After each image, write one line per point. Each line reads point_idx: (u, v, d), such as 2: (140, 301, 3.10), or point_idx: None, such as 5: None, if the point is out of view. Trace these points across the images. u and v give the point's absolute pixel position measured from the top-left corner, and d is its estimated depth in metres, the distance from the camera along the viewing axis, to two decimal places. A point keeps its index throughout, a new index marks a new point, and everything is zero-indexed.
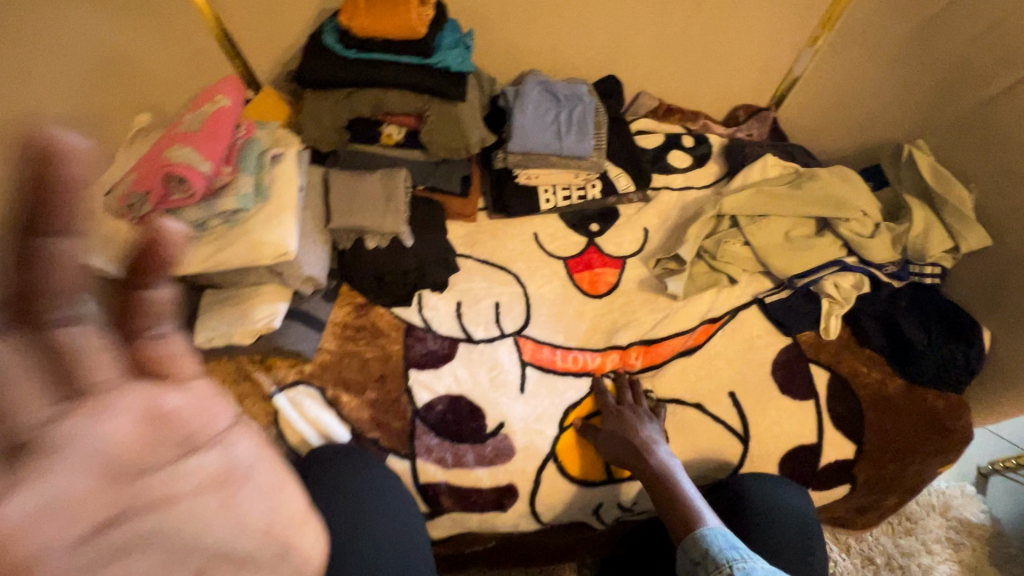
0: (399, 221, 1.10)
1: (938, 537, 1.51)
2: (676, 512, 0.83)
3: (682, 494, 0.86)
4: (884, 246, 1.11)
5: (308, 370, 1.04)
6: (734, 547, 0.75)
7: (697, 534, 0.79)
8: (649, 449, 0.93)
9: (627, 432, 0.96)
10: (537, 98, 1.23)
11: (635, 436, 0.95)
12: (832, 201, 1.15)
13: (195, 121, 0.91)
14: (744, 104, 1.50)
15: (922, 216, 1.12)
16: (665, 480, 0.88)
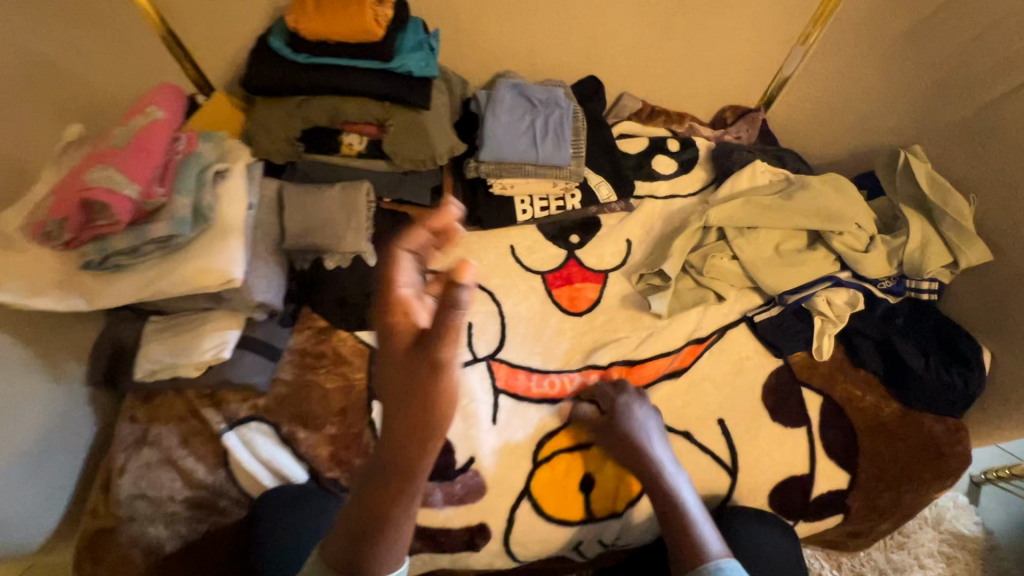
0: (360, 238, 1.03)
1: (930, 551, 1.45)
2: (679, 542, 0.78)
3: (685, 521, 0.80)
4: (878, 261, 1.05)
5: (263, 405, 0.96)
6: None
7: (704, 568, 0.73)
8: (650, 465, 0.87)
9: (628, 444, 0.90)
10: (511, 102, 1.14)
11: (635, 448, 0.89)
12: (823, 213, 1.09)
13: (122, 137, 0.82)
14: (732, 104, 1.42)
15: (919, 228, 1.05)
16: (668, 503, 0.83)
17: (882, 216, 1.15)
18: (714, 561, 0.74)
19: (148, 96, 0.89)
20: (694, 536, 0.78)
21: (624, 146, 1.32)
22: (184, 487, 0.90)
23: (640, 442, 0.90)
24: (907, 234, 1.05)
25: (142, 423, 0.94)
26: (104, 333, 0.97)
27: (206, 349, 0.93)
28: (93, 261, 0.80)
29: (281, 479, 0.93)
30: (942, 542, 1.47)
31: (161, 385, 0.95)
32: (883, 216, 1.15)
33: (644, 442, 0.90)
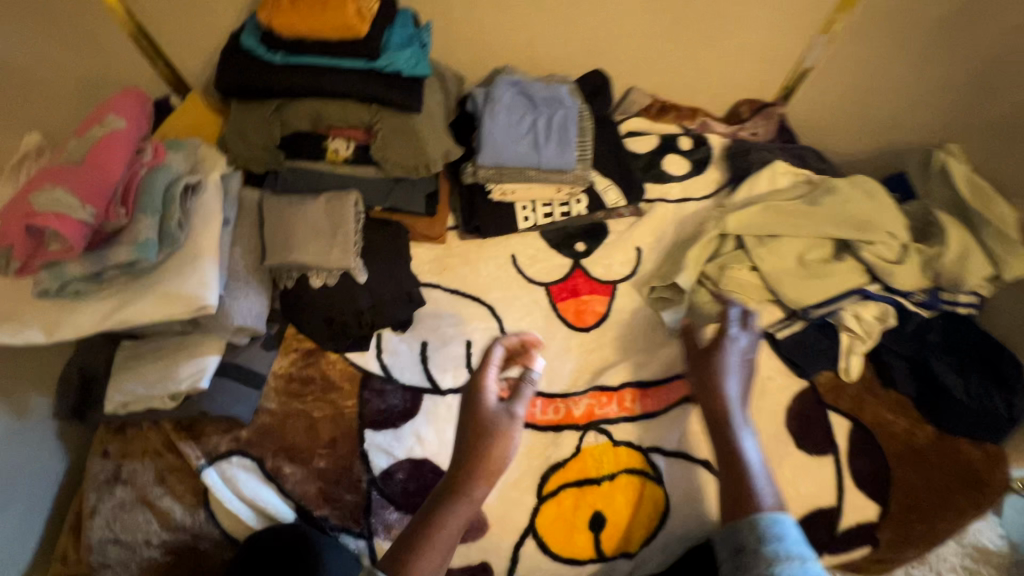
0: (347, 254, 0.93)
1: (953, 566, 1.25)
2: (731, 501, 0.67)
3: (745, 479, 0.68)
4: (911, 273, 0.97)
5: (245, 438, 0.89)
6: (803, 545, 0.62)
7: (753, 521, 0.64)
8: (717, 410, 0.72)
9: (707, 386, 0.74)
10: (511, 101, 1.05)
11: (713, 391, 0.74)
12: (850, 222, 1.01)
13: (76, 151, 0.74)
14: (748, 97, 1.30)
15: (957, 236, 0.97)
16: (725, 456, 0.70)
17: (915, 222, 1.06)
18: (767, 514, 0.64)
19: (109, 103, 0.81)
20: (749, 496, 0.66)
21: (632, 146, 1.23)
22: (161, 530, 0.84)
23: (718, 384, 0.74)
24: (945, 242, 0.97)
25: (115, 459, 0.87)
26: (73, 361, 0.90)
27: (182, 379, 0.85)
28: (49, 290, 0.73)
29: (266, 518, 0.86)
30: (964, 556, 1.24)
31: (135, 416, 0.88)
32: (916, 222, 1.06)
33: (723, 383, 0.74)
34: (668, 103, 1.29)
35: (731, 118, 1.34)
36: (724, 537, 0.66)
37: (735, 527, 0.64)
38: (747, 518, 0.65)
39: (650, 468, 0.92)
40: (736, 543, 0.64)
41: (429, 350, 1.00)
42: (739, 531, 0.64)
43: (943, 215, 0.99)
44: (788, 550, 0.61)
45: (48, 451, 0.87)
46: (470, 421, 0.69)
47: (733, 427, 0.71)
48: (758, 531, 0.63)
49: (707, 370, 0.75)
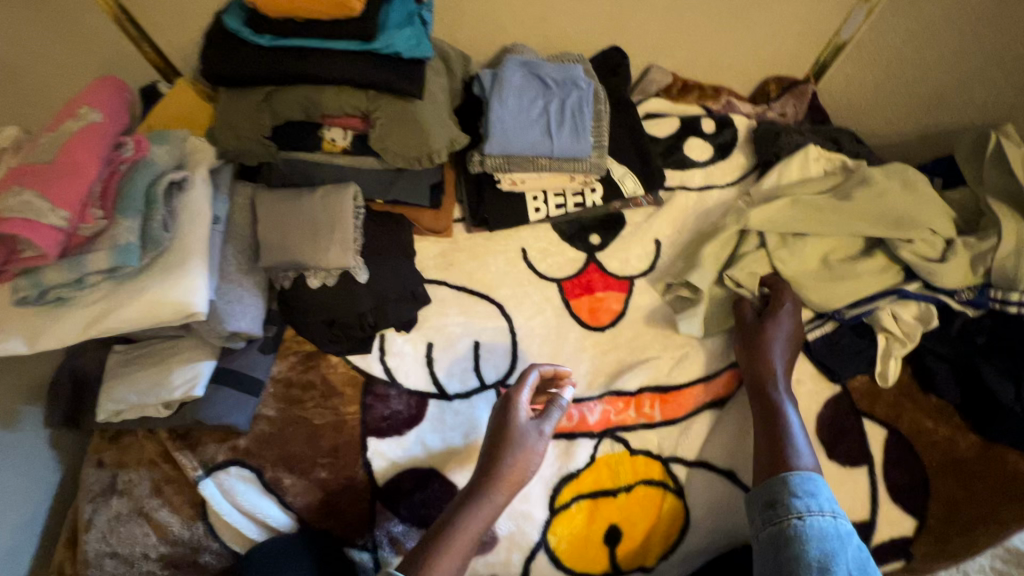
0: (346, 253, 0.87)
1: (981, 568, 1.15)
2: (770, 458, 0.78)
3: (779, 438, 0.80)
4: (958, 269, 0.89)
5: (243, 447, 0.85)
6: (827, 501, 0.72)
7: (791, 478, 0.74)
8: (764, 377, 0.86)
9: (752, 346, 0.89)
10: (520, 84, 0.97)
11: (757, 353, 0.88)
12: (886, 219, 0.93)
13: (49, 149, 0.69)
14: (776, 75, 1.23)
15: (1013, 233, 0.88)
16: (767, 419, 0.83)
17: (962, 214, 0.98)
18: (803, 473, 0.74)
19: (85, 93, 0.75)
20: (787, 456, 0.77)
21: (651, 129, 1.14)
22: (160, 542, 0.81)
23: (766, 354, 0.87)
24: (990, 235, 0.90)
25: (110, 468, 0.83)
26: (64, 367, 0.86)
27: (177, 387, 0.81)
28: (28, 298, 0.68)
29: (269, 530, 0.83)
30: (993, 557, 1.15)
31: (129, 424, 0.84)
32: (963, 215, 0.98)
33: (771, 354, 0.87)
34: (690, 82, 1.20)
35: (757, 99, 1.26)
36: (758, 493, 0.75)
37: (768, 485, 0.74)
38: (783, 474, 0.75)
39: (671, 480, 0.87)
40: (771, 499, 0.74)
41: (437, 354, 0.95)
42: (774, 487, 0.74)
43: (996, 206, 0.92)
44: (820, 505, 0.72)
45: (40, 459, 0.84)
46: (499, 432, 0.74)
47: (775, 394, 0.84)
48: (792, 487, 0.73)
49: (751, 334, 0.90)
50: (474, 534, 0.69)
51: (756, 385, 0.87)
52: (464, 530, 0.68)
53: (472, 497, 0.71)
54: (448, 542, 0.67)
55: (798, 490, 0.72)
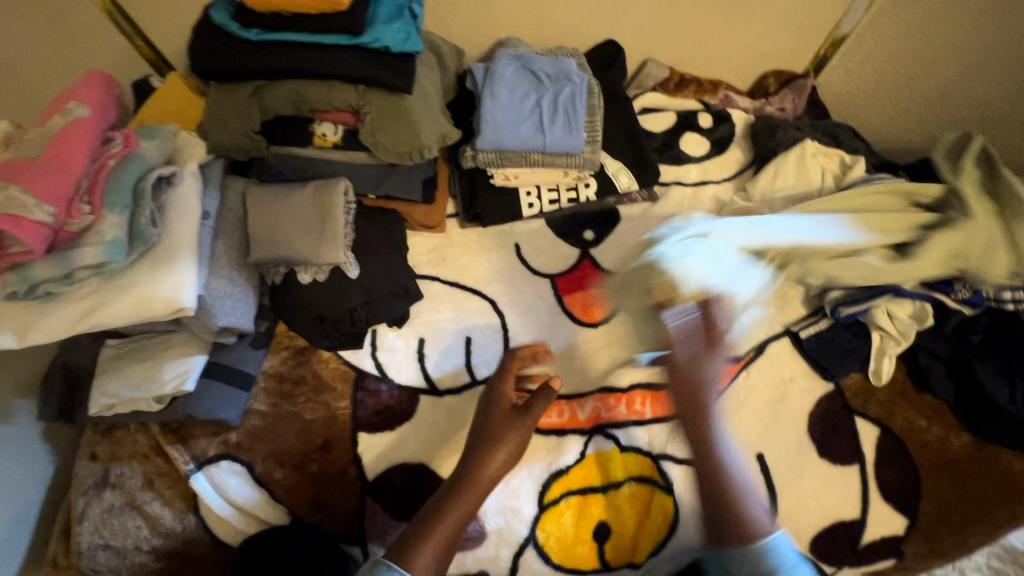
0: (337, 249, 0.87)
1: (976, 566, 1.14)
2: (711, 514, 0.67)
3: (736, 502, 0.66)
4: (913, 270, 0.86)
5: (235, 441, 0.86)
6: (802, 567, 0.61)
7: (751, 549, 0.63)
8: (705, 423, 0.71)
9: (690, 384, 0.74)
10: (512, 78, 0.96)
11: (690, 392, 0.73)
12: (819, 231, 0.91)
13: (37, 144, 0.69)
14: (775, 69, 1.21)
15: (969, 238, 0.85)
16: (719, 478, 0.68)
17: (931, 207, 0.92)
18: (767, 540, 0.63)
19: (72, 88, 0.75)
20: (747, 522, 0.64)
21: (647, 124, 1.13)
22: (153, 535, 0.81)
23: (703, 393, 0.73)
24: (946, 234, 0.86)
25: (102, 462, 0.84)
26: (58, 360, 0.87)
27: (168, 382, 0.82)
28: (17, 293, 0.68)
29: (260, 523, 0.84)
30: (990, 555, 1.14)
31: (122, 418, 0.85)
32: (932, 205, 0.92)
33: (710, 389, 0.74)
34: (688, 76, 1.19)
35: (756, 93, 1.25)
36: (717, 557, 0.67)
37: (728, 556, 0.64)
38: (740, 546, 0.64)
39: (661, 477, 0.87)
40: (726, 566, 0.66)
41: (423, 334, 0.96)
42: (728, 557, 0.65)
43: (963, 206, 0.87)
44: None
45: (33, 452, 0.85)
46: (486, 421, 0.79)
47: (718, 446, 0.70)
48: (751, 562, 0.63)
49: (676, 367, 0.75)
50: (454, 527, 0.67)
51: (696, 435, 0.71)
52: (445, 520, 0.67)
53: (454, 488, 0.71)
54: (429, 531, 0.66)
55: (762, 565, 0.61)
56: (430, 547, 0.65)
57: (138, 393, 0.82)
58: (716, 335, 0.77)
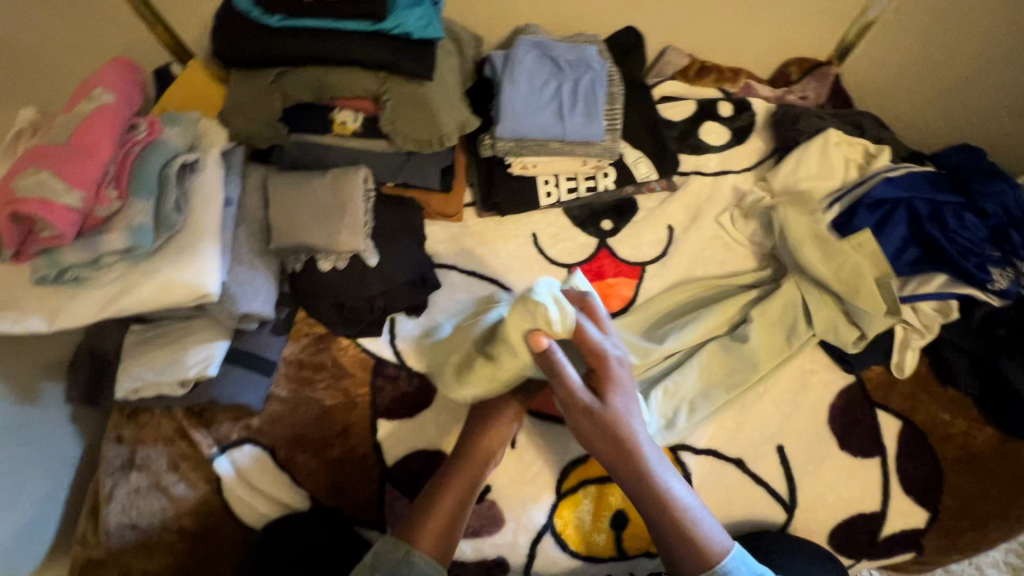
0: (357, 236, 0.87)
1: (994, 561, 1.13)
2: (666, 544, 0.70)
3: (691, 528, 0.69)
4: (772, 351, 0.91)
5: (257, 426, 0.87)
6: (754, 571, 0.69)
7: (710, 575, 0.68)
8: (641, 457, 0.69)
9: (609, 423, 0.69)
10: (532, 65, 0.95)
11: (614, 435, 0.69)
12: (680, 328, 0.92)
13: (64, 130, 0.70)
14: (796, 57, 1.19)
15: (818, 301, 0.91)
16: (664, 511, 0.69)
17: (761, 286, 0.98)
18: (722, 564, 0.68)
19: (97, 75, 0.76)
20: (700, 547, 0.68)
21: (666, 112, 1.11)
22: (177, 516, 0.83)
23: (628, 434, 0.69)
24: (775, 306, 0.92)
25: (129, 444, 0.86)
26: (85, 345, 0.88)
27: (192, 367, 0.83)
28: (48, 277, 0.70)
29: (281, 506, 0.85)
30: (1007, 551, 1.13)
31: (146, 401, 0.86)
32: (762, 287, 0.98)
33: (628, 422, 0.70)
34: (708, 64, 1.17)
35: (777, 80, 1.22)
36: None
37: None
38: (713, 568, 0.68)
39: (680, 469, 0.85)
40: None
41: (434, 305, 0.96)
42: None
43: (797, 281, 0.93)
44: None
45: (62, 434, 0.87)
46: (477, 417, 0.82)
47: (661, 479, 0.70)
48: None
49: (593, 406, 0.69)
50: (455, 513, 0.74)
51: (636, 476, 0.70)
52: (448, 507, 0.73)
53: (450, 473, 0.77)
54: (433, 521, 0.72)
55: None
56: (432, 537, 0.71)
57: (163, 377, 0.83)
58: (603, 366, 0.71)
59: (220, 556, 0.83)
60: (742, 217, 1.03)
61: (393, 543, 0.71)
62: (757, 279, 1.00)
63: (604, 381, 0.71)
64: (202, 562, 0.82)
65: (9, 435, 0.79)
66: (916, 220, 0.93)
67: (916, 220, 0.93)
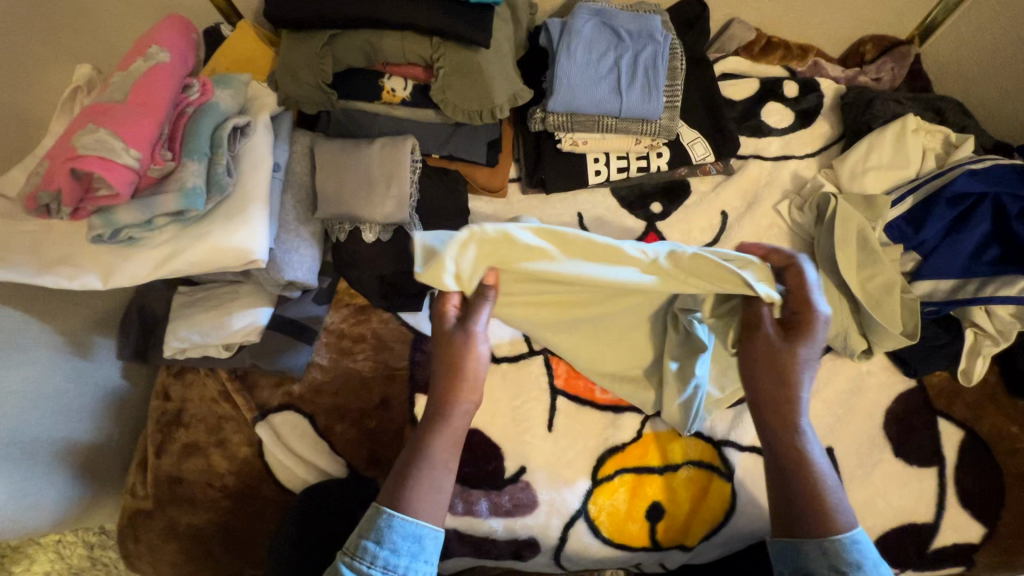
0: (403, 207, 0.86)
1: None
2: (785, 496, 0.62)
3: (821, 497, 0.61)
4: None
5: (297, 393, 0.88)
6: (884, 566, 0.57)
7: (832, 544, 0.58)
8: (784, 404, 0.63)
9: (775, 380, 0.64)
10: (591, 34, 0.90)
11: (773, 371, 0.63)
12: None
13: (121, 88, 0.70)
14: (873, 34, 1.11)
15: (836, 304, 0.87)
16: (804, 479, 0.62)
17: None
18: (848, 535, 0.58)
19: (153, 32, 0.75)
20: (824, 509, 0.60)
21: (726, 91, 1.04)
22: (218, 473, 0.85)
23: (796, 389, 0.63)
24: None
25: (175, 401, 0.88)
26: (134, 303, 0.90)
27: (238, 330, 0.84)
28: (103, 236, 0.70)
29: (321, 472, 0.86)
30: None
31: (192, 360, 0.88)
32: None
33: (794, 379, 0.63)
34: (774, 40, 1.10)
35: (849, 59, 1.14)
36: (785, 555, 0.61)
37: (819, 549, 0.58)
38: (828, 540, 0.58)
39: (722, 463, 0.85)
40: (797, 559, 0.60)
41: None
42: (807, 552, 0.59)
43: (822, 276, 0.90)
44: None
45: (113, 389, 0.90)
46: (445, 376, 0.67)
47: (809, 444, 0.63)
48: (843, 554, 0.57)
49: (767, 352, 0.63)
50: (443, 459, 0.64)
51: (774, 418, 0.65)
52: (438, 454, 0.64)
53: (438, 422, 0.66)
54: (426, 472, 0.63)
55: (842, 563, 0.56)
56: (428, 494, 0.62)
57: (209, 340, 0.84)
58: (811, 324, 0.61)
59: (259, 516, 0.84)
60: (802, 206, 0.97)
61: (379, 508, 0.61)
62: None
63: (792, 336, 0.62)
64: (242, 520, 0.84)
65: (66, 387, 0.82)
66: (1001, 218, 0.87)
67: (1002, 218, 0.87)
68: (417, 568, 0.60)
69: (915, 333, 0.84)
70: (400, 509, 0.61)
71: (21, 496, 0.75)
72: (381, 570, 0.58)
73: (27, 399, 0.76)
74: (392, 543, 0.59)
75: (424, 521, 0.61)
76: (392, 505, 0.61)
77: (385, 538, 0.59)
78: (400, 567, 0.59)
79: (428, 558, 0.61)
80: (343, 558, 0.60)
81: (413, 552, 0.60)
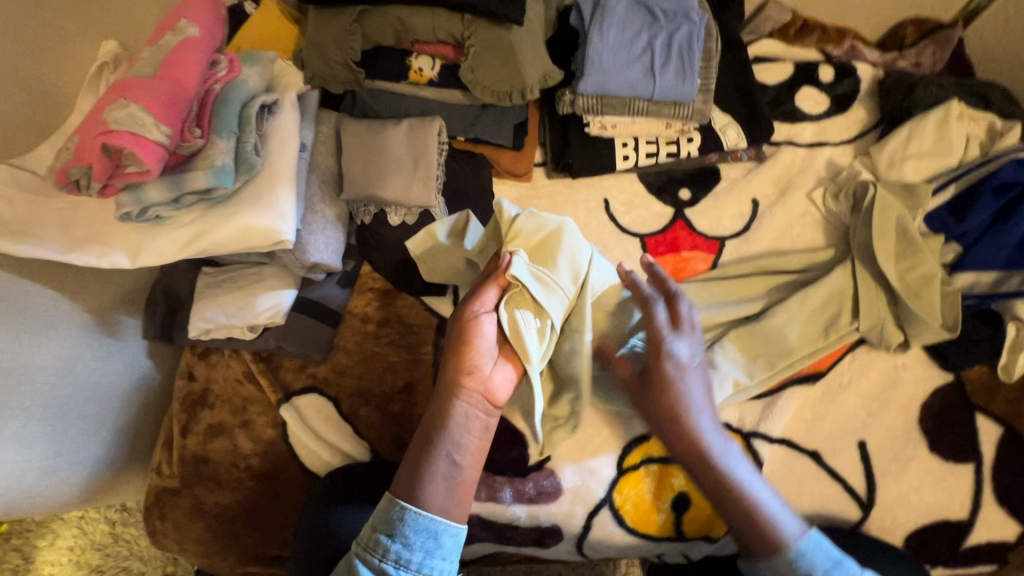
0: (430, 191, 0.85)
1: None
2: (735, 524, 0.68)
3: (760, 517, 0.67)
4: (804, 342, 0.85)
5: (321, 375, 0.88)
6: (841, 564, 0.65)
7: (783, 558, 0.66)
8: (702, 456, 0.69)
9: (669, 409, 0.70)
10: (624, 13, 0.87)
11: (671, 406, 0.70)
12: (719, 300, 0.88)
13: (151, 62, 0.69)
14: (914, 17, 1.08)
15: (872, 295, 0.85)
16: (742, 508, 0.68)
17: (817, 269, 0.90)
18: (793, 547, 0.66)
19: (182, 7, 0.74)
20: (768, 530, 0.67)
21: (760, 74, 1.01)
22: (243, 453, 0.85)
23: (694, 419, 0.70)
24: (820, 294, 0.86)
25: (200, 382, 0.89)
26: (160, 282, 0.90)
27: (262, 312, 0.83)
28: (131, 214, 0.70)
29: (344, 455, 0.86)
30: None
31: (216, 341, 0.88)
32: (815, 267, 0.91)
33: (688, 407, 0.70)
34: (810, 22, 1.07)
35: (888, 43, 1.11)
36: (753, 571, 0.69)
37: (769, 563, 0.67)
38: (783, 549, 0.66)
39: (751, 455, 0.81)
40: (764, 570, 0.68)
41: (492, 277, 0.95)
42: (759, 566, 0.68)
43: (856, 266, 0.87)
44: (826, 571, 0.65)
45: (139, 368, 0.90)
46: (451, 362, 0.69)
47: (733, 477, 0.68)
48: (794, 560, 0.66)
49: (655, 387, 0.71)
50: (453, 448, 0.66)
51: (694, 454, 0.70)
52: (445, 449, 0.66)
53: (440, 419, 0.67)
54: (433, 461, 0.65)
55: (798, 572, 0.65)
56: (438, 483, 0.64)
57: (235, 323, 0.84)
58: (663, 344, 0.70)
59: (282, 497, 0.84)
60: (837, 194, 0.94)
61: (394, 500, 0.63)
62: (810, 263, 0.91)
63: (663, 380, 0.70)
64: (266, 499, 0.84)
65: (94, 365, 0.82)
66: None
67: None
68: (432, 564, 0.61)
69: (954, 328, 0.82)
70: (415, 501, 0.63)
71: (52, 469, 0.76)
72: (393, 562, 0.60)
73: (57, 375, 0.76)
74: (404, 538, 0.61)
75: (443, 517, 0.63)
76: (407, 498, 0.63)
77: (398, 531, 0.61)
78: (413, 562, 0.60)
79: (445, 554, 0.62)
80: (357, 554, 0.62)
81: (427, 548, 0.61)
